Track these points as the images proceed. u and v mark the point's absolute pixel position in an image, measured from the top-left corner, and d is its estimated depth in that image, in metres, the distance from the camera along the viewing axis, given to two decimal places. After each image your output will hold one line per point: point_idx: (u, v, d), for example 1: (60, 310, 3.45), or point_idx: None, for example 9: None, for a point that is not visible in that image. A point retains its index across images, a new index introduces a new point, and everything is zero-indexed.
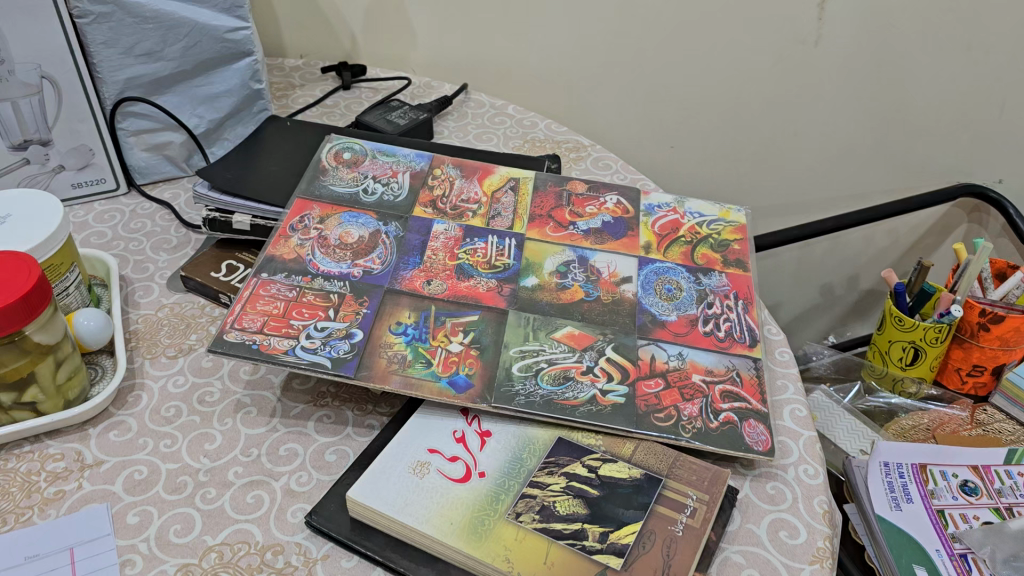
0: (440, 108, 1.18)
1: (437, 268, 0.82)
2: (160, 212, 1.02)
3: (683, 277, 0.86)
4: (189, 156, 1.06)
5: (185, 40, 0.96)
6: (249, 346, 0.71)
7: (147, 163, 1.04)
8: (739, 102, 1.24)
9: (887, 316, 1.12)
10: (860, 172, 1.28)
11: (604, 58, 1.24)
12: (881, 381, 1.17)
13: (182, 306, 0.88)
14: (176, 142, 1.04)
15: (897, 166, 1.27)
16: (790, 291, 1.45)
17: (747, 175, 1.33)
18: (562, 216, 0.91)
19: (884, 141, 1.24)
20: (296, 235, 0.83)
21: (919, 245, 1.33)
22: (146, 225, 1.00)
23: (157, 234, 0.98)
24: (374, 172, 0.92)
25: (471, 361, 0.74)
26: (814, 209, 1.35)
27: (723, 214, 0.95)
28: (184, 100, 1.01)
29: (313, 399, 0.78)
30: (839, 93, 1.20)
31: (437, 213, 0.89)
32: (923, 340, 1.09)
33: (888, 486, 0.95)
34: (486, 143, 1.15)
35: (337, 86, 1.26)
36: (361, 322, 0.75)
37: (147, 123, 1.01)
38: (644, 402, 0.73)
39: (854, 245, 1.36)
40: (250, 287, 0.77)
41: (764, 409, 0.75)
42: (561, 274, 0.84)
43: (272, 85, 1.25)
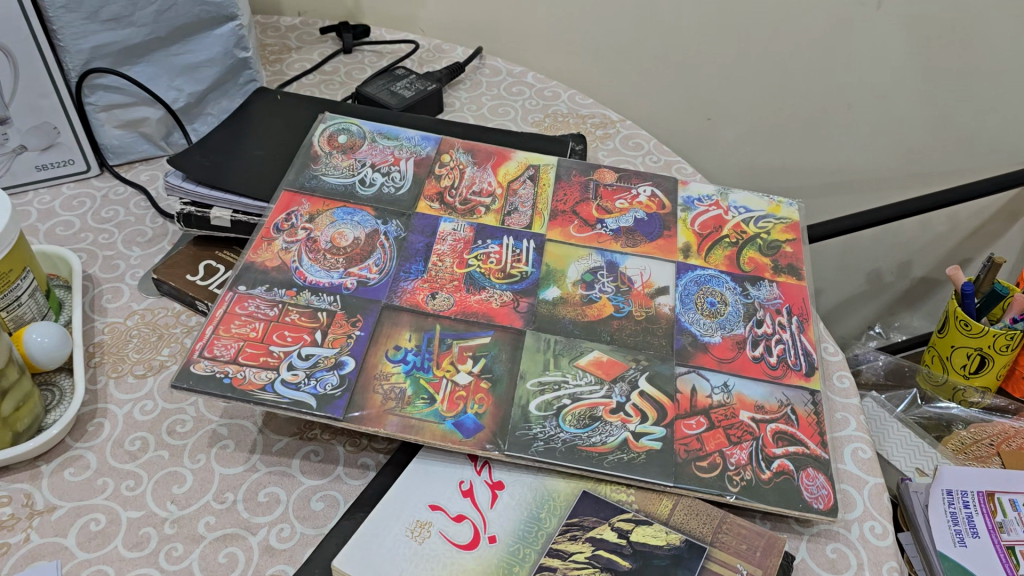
0: (451, 76, 1.05)
1: (443, 278, 0.71)
2: (135, 199, 0.91)
3: (727, 288, 0.74)
4: (168, 133, 0.94)
5: (158, 3, 0.83)
6: (221, 380, 0.61)
7: (121, 141, 0.93)
8: (788, 69, 1.11)
9: (951, 318, 1.06)
10: (920, 149, 1.15)
11: (637, 19, 1.10)
12: (939, 390, 1.09)
13: (155, 314, 0.78)
14: (153, 118, 0.92)
15: (963, 143, 1.13)
16: (834, 278, 1.36)
17: (791, 150, 1.20)
18: (588, 212, 0.79)
19: (950, 115, 1.11)
20: (281, 238, 0.72)
21: (982, 231, 1.23)
22: (119, 214, 0.89)
23: (131, 225, 0.87)
24: (373, 159, 0.81)
25: (481, 396, 0.63)
26: (865, 189, 1.22)
27: (773, 209, 0.82)
28: (160, 70, 0.89)
29: (300, 431, 0.69)
30: (903, 61, 1.06)
31: (444, 209, 0.77)
32: (991, 347, 1.03)
33: (950, 516, 0.84)
34: (502, 118, 1.03)
35: (337, 49, 1.13)
36: (353, 348, 0.64)
37: (119, 97, 0.88)
38: (683, 447, 0.62)
39: (909, 232, 1.26)
40: (224, 304, 0.66)
41: (826, 454, 0.63)
42: (587, 284, 0.73)
43: (265, 47, 1.12)
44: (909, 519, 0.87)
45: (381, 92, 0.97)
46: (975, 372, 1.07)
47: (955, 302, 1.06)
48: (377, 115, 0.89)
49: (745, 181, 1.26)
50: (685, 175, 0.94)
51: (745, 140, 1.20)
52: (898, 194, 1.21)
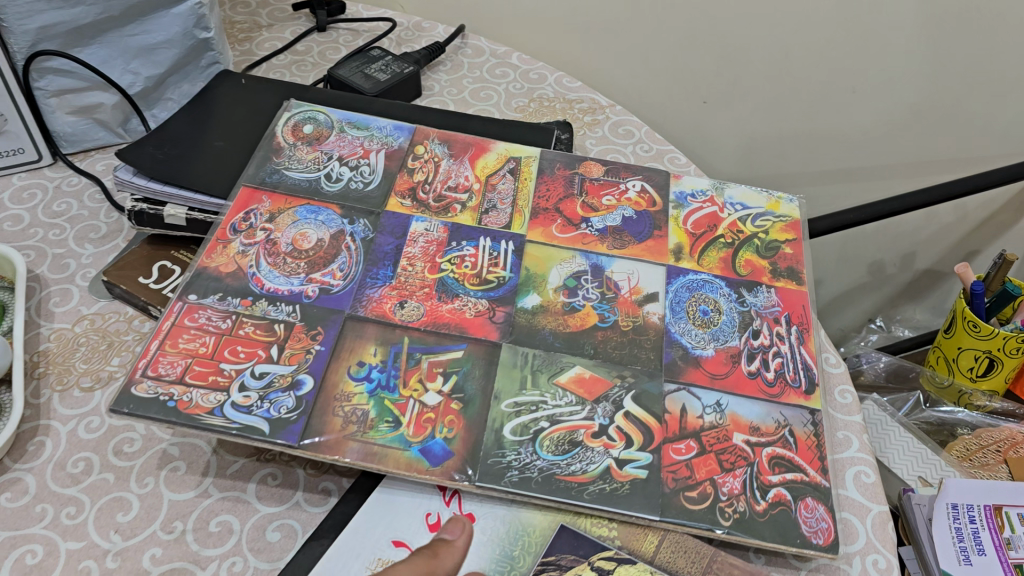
0: (430, 58, 0.99)
1: (413, 285, 0.65)
2: (90, 190, 0.85)
3: (722, 295, 0.68)
4: (125, 120, 0.88)
5: None
6: (165, 403, 0.55)
7: (75, 128, 0.86)
8: (792, 52, 1.04)
9: (958, 318, 1.02)
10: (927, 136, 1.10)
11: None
12: (943, 394, 1.07)
13: (105, 319, 0.73)
14: (108, 104, 0.85)
15: (975, 130, 1.07)
16: (835, 269, 1.31)
17: (791, 136, 1.14)
18: (572, 211, 0.73)
19: (962, 101, 1.05)
20: (238, 239, 0.67)
21: (991, 222, 1.18)
22: (71, 208, 0.83)
23: (84, 220, 0.82)
24: (341, 151, 0.75)
25: (451, 418, 0.58)
26: (868, 177, 1.17)
27: (771, 206, 0.77)
28: (113, 53, 0.82)
29: (257, 452, 0.64)
30: (914, 44, 1.00)
31: (416, 206, 0.71)
32: (1000, 350, 0.98)
33: (955, 533, 0.77)
34: (484, 103, 0.97)
35: (310, 27, 1.07)
36: (312, 365, 0.59)
37: (70, 81, 0.81)
38: (671, 476, 0.57)
39: (910, 226, 1.20)
40: (172, 314, 0.61)
41: (826, 482, 0.59)
42: (570, 290, 0.67)
43: (234, 24, 1.06)
44: (911, 533, 0.81)
45: (355, 78, 0.90)
46: (982, 376, 1.03)
47: (962, 302, 1.02)
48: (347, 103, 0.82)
49: (743, 167, 1.20)
50: (680, 163, 0.89)
51: (744, 124, 1.14)
52: (904, 181, 1.16)
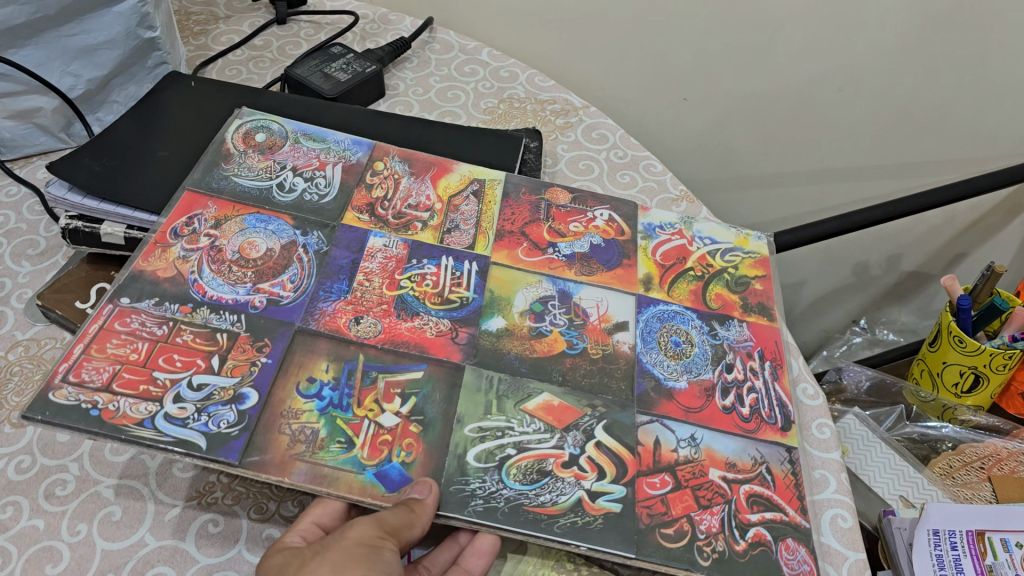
0: (394, 55, 0.97)
1: (370, 300, 0.60)
2: (31, 202, 0.78)
3: (694, 327, 0.66)
4: (67, 124, 0.81)
5: None
6: (87, 412, 0.48)
7: (13, 134, 0.79)
8: (773, 56, 1.02)
9: (944, 331, 1.03)
10: (912, 138, 1.09)
11: (595, 18, 1.02)
12: (929, 408, 1.06)
13: (40, 346, 0.66)
14: (47, 108, 0.79)
15: (953, 132, 1.07)
16: (817, 270, 1.31)
17: (774, 133, 1.13)
18: (538, 235, 0.70)
19: (942, 114, 1.05)
20: (179, 244, 0.61)
21: (980, 225, 1.18)
22: (8, 220, 0.76)
23: (21, 233, 0.75)
24: (295, 161, 0.70)
25: (410, 442, 0.53)
26: (852, 177, 1.16)
27: (739, 241, 0.75)
28: (51, 54, 0.76)
29: (198, 495, 0.57)
30: (891, 51, 0.99)
31: (375, 221, 0.67)
32: (986, 366, 0.99)
33: (936, 560, 0.71)
34: (451, 103, 0.95)
35: (270, 19, 1.04)
36: (258, 379, 0.53)
37: (5, 85, 0.74)
38: (646, 511, 0.53)
39: (902, 225, 1.20)
40: (101, 316, 0.54)
41: (806, 523, 0.55)
42: (536, 315, 0.64)
43: (189, 16, 1.03)
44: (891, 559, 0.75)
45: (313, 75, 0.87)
46: (968, 390, 1.03)
47: (949, 316, 1.02)
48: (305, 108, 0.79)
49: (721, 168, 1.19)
50: (653, 168, 0.90)
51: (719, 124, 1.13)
52: (889, 181, 1.15)
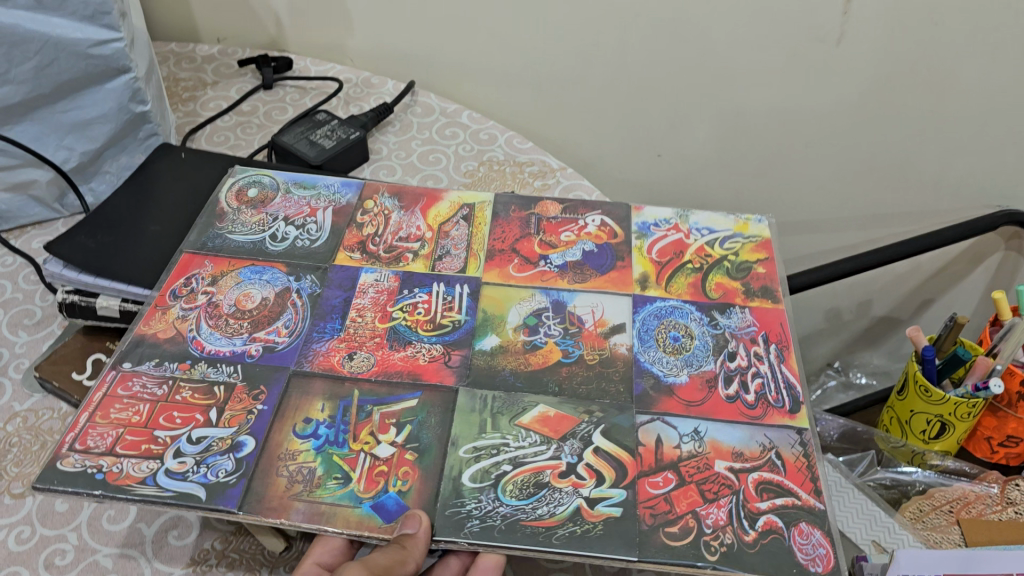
0: (377, 120, 1.00)
1: (363, 335, 0.62)
2: (25, 271, 0.83)
3: (693, 319, 0.64)
4: (60, 195, 0.87)
5: (37, 58, 0.75)
6: (92, 476, 0.51)
7: (9, 205, 0.85)
8: (743, 114, 1.05)
9: (911, 381, 0.98)
10: (877, 187, 1.11)
11: (567, 86, 1.05)
12: (898, 454, 1.01)
13: (38, 416, 0.69)
14: (42, 181, 0.84)
15: (944, 153, 1.05)
16: (797, 317, 1.34)
17: (746, 183, 1.15)
18: (529, 249, 0.70)
19: (920, 148, 1.05)
20: (178, 305, 0.63)
21: (945, 272, 1.20)
22: (6, 291, 0.81)
23: (17, 305, 0.79)
24: (287, 211, 0.72)
25: (406, 470, 0.53)
26: (815, 229, 1.20)
27: (739, 228, 0.73)
28: (46, 130, 0.81)
29: (193, 562, 0.60)
30: (858, 99, 1.01)
31: (366, 258, 0.69)
32: (952, 414, 0.94)
33: None
34: (432, 167, 0.97)
35: (257, 85, 1.08)
36: (254, 426, 0.55)
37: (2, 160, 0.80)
38: (649, 512, 0.52)
39: (871, 276, 1.24)
40: (104, 383, 0.56)
41: (821, 504, 0.53)
42: (530, 328, 0.64)
43: (178, 82, 1.08)
44: None
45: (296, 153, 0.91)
46: (936, 437, 0.98)
47: (915, 364, 0.97)
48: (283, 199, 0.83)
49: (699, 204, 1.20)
50: None
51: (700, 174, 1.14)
52: (858, 232, 1.19)
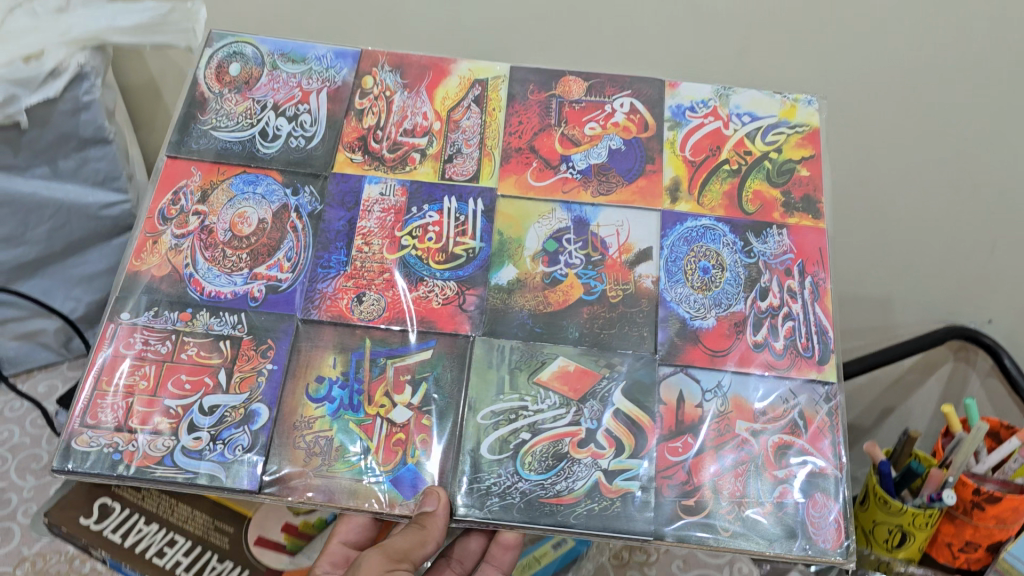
0: None
1: (371, 271, 0.58)
2: (32, 414, 0.82)
3: (725, 245, 0.60)
4: (67, 340, 0.88)
5: (52, 221, 0.80)
6: (110, 458, 0.50)
7: (16, 352, 0.86)
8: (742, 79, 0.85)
9: (868, 493, 0.80)
10: (852, 306, 1.02)
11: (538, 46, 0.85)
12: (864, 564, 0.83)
13: (45, 560, 0.69)
14: (51, 329, 0.86)
15: (902, 303, 1.01)
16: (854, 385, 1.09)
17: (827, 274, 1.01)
18: (549, 148, 0.63)
19: (870, 288, 1.00)
20: (169, 231, 0.59)
21: (901, 381, 1.07)
22: (11, 435, 0.80)
23: (26, 449, 0.79)
24: (275, 97, 0.64)
25: (425, 438, 0.53)
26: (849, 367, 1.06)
27: (784, 115, 0.65)
28: (55, 283, 0.85)
29: None
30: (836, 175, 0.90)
31: (369, 161, 0.62)
32: (912, 525, 0.78)
33: None
34: None
35: None
36: (266, 391, 0.53)
37: (12, 312, 0.83)
38: (666, 482, 0.52)
39: (864, 382, 1.08)
40: (103, 341, 0.54)
41: (837, 472, 0.54)
42: (550, 257, 0.59)
43: None
44: None
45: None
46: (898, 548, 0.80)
47: (873, 474, 0.80)
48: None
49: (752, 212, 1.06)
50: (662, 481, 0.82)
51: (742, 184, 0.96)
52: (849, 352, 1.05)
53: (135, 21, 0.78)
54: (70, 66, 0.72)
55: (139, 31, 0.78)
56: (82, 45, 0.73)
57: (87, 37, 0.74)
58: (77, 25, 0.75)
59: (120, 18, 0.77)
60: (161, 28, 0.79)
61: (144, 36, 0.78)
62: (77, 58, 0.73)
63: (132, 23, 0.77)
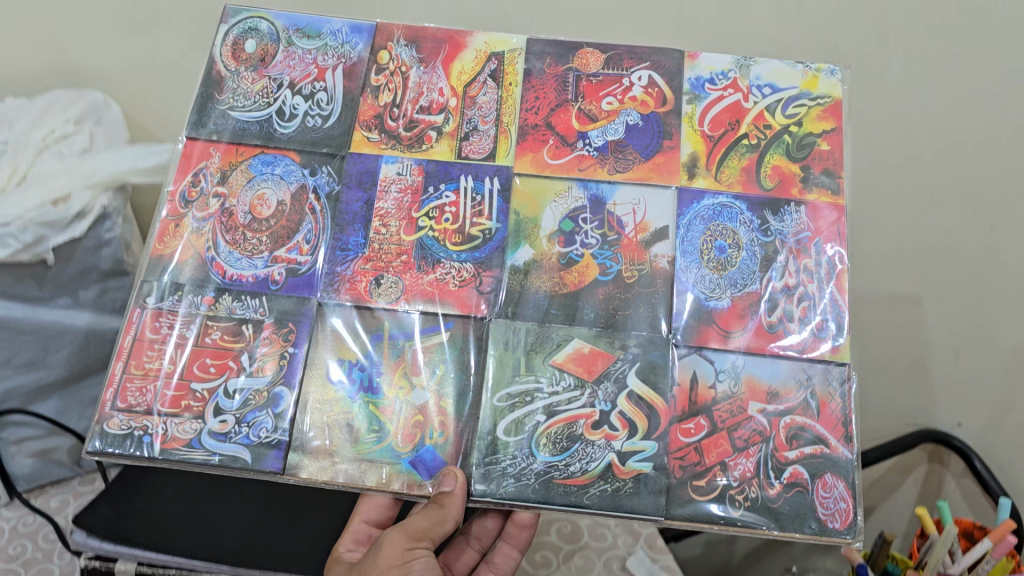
0: None
1: (389, 253, 0.58)
2: (44, 529, 0.84)
3: (742, 223, 0.60)
4: (82, 456, 0.91)
5: (70, 345, 0.85)
6: (139, 440, 0.52)
7: (32, 471, 0.88)
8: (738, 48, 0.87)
9: None
10: (879, 397, 1.07)
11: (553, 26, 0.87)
12: None
13: None
14: (65, 447, 0.89)
15: (912, 393, 1.05)
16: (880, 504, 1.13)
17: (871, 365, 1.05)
18: (566, 125, 0.62)
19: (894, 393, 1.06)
20: (191, 213, 0.59)
21: (879, 480, 1.11)
22: (25, 550, 0.82)
23: (37, 565, 0.81)
24: (291, 74, 0.64)
25: (443, 420, 0.54)
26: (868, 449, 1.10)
27: (806, 87, 0.64)
28: (73, 405, 0.89)
29: None
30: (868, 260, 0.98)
31: (385, 140, 0.62)
32: None
33: None
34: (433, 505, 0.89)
35: None
36: (288, 374, 0.54)
37: (29, 429, 0.86)
38: (678, 463, 0.54)
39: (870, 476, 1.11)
40: (131, 326, 0.56)
41: (847, 453, 0.54)
42: (566, 237, 0.59)
43: None
44: None
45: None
46: None
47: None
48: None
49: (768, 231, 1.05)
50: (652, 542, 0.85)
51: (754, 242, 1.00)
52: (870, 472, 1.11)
53: (152, 160, 0.86)
54: (94, 207, 0.81)
55: (153, 172, 0.86)
56: (104, 185, 0.82)
57: (108, 177, 0.83)
58: (102, 167, 0.84)
59: (141, 159, 0.86)
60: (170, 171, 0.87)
61: (156, 176, 0.87)
62: (101, 200, 0.82)
63: (149, 163, 0.86)
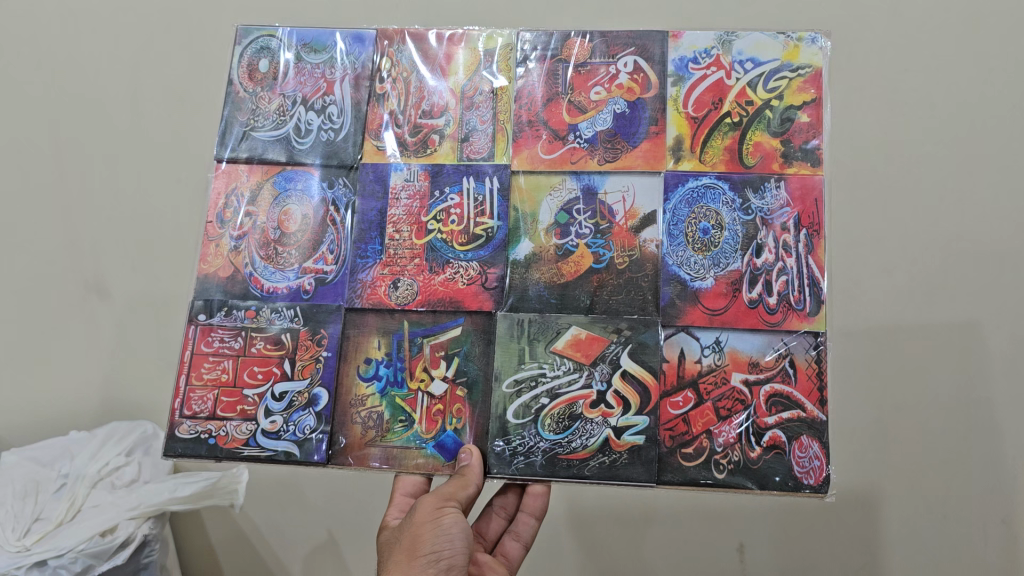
0: None
1: (404, 257, 0.65)
2: None
3: (725, 203, 0.64)
4: None
5: None
6: (207, 442, 0.62)
7: None
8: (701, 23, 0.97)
9: None
10: None
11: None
12: None
13: None
14: None
15: None
16: None
17: None
18: (557, 119, 0.67)
19: None
20: (227, 233, 0.67)
21: None
22: None
23: None
24: (304, 91, 0.70)
25: (459, 406, 0.62)
26: None
27: (787, 58, 0.66)
28: None
29: None
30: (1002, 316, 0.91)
31: (393, 148, 0.68)
32: None
33: None
34: None
35: None
36: (324, 375, 0.63)
37: None
38: (668, 434, 0.60)
39: None
40: (188, 342, 0.64)
41: (823, 417, 0.60)
42: (562, 229, 0.65)
43: None
44: None
45: None
46: None
47: None
48: (289, 488, 1.02)
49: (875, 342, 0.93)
50: None
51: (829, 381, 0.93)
52: None
53: (191, 488, 0.86)
54: (137, 536, 0.82)
55: (195, 497, 0.86)
56: (147, 514, 0.83)
57: (152, 508, 0.84)
58: (145, 498, 0.84)
59: (181, 486, 0.86)
60: (213, 493, 0.87)
61: (197, 502, 0.86)
62: (143, 527, 0.83)
63: (189, 491, 0.86)
